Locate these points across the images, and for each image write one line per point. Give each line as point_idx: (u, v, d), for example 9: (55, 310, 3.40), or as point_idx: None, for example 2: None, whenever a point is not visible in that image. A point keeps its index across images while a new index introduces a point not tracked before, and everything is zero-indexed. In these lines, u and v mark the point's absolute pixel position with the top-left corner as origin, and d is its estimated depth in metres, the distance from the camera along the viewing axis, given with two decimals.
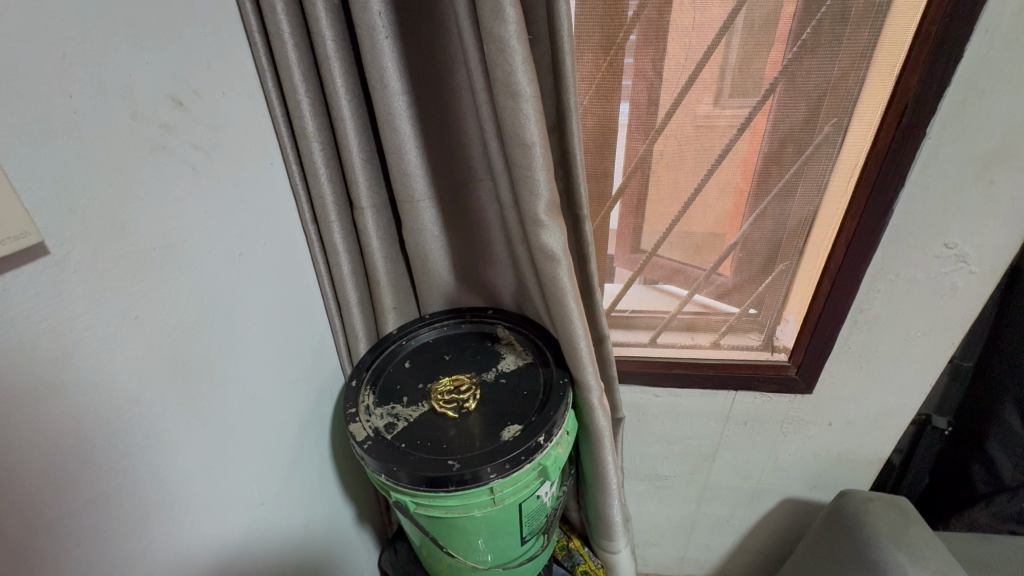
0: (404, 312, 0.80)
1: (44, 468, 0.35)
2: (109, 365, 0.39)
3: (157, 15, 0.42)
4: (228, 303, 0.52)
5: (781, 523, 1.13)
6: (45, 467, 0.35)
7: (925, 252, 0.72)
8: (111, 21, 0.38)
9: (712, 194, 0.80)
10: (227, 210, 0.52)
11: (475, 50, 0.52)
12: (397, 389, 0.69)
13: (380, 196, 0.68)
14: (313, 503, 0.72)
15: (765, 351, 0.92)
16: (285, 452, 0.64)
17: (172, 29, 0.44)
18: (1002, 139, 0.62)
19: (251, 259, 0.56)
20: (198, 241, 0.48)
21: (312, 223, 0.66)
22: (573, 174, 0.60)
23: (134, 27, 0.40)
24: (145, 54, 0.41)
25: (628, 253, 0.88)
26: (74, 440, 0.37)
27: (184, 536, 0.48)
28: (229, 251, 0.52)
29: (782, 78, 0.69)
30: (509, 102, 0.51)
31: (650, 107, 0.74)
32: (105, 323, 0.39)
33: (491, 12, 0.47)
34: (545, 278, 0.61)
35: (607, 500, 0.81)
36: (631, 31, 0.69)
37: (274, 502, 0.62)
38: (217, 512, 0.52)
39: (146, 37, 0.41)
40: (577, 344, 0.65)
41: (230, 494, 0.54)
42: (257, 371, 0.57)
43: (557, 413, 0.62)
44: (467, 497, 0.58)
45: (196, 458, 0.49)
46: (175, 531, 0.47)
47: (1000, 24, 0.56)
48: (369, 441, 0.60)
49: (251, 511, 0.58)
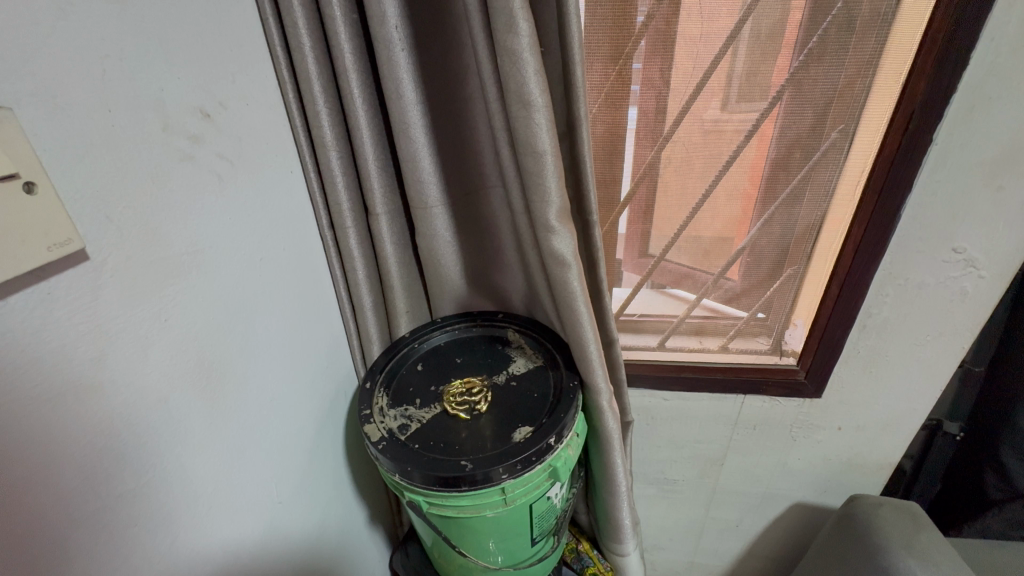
0: (416, 315, 0.81)
1: (79, 464, 0.37)
2: (139, 366, 0.41)
3: (186, 28, 0.44)
4: (248, 307, 0.54)
5: (791, 528, 1.12)
6: (80, 462, 0.37)
7: (934, 256, 0.72)
8: (144, 37, 0.40)
9: (720, 200, 0.81)
10: (247, 216, 0.53)
11: (488, 61, 0.53)
12: (410, 391, 0.70)
13: (394, 202, 0.70)
14: (327, 503, 0.73)
15: (774, 355, 0.92)
16: (300, 451, 0.65)
17: (200, 42, 0.46)
18: (1009, 144, 0.63)
19: (271, 263, 0.57)
20: (223, 246, 0.49)
21: (328, 228, 0.67)
22: (583, 181, 0.61)
23: (166, 42, 0.42)
24: (175, 66, 0.43)
25: (636, 257, 0.89)
26: (105, 439, 0.39)
27: (205, 533, 0.50)
28: (250, 257, 0.54)
29: (789, 86, 0.70)
30: (521, 112, 0.52)
31: (659, 114, 0.75)
32: (137, 325, 0.41)
33: (504, 26, 0.48)
34: (557, 284, 0.63)
35: (616, 503, 0.82)
36: (640, 40, 0.70)
37: (290, 502, 0.63)
38: (236, 510, 0.54)
39: (176, 51, 0.43)
40: (587, 347, 0.66)
41: (248, 493, 0.56)
42: (275, 374, 0.59)
43: (567, 415, 0.63)
44: (479, 497, 0.59)
45: (217, 457, 0.50)
46: (197, 529, 0.48)
47: (1004, 31, 0.57)
48: (383, 442, 0.62)
49: (268, 509, 0.59)
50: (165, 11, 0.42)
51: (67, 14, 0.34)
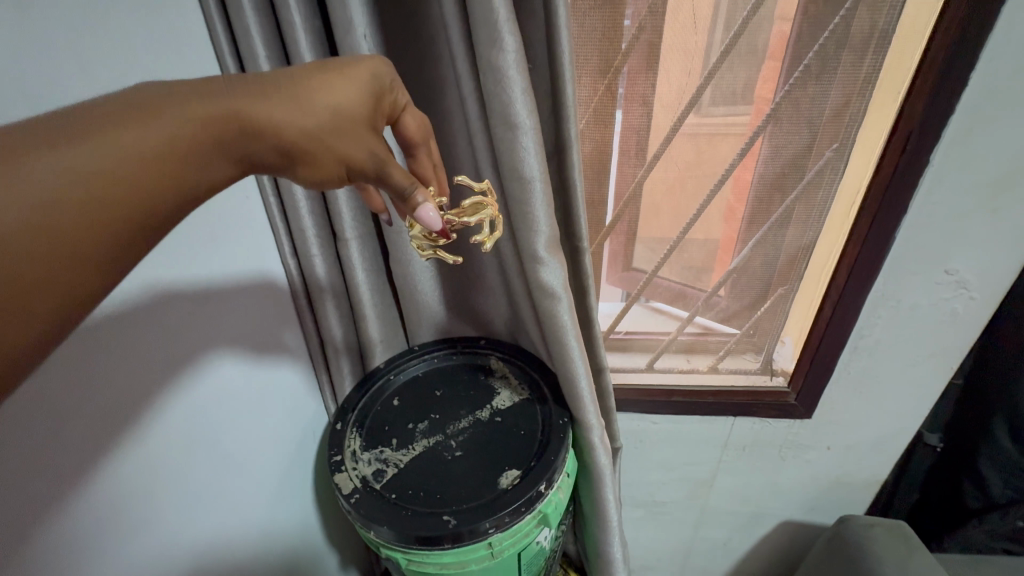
0: (391, 344, 0.75)
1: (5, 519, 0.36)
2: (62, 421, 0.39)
3: (88, 37, 0.40)
4: (201, 317, 0.51)
5: (780, 546, 1.10)
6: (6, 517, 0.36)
7: (926, 278, 0.71)
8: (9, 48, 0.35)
9: (710, 219, 0.78)
10: (193, 225, 0.49)
11: (469, 75, 0.49)
12: (385, 431, 0.65)
13: (365, 226, 0.63)
14: (286, 541, 0.69)
15: (765, 375, 0.90)
16: (271, 472, 0.65)
17: (107, 52, 0.41)
18: (1006, 165, 0.61)
19: (229, 266, 0.54)
20: (162, 267, 0.46)
21: (292, 256, 0.63)
22: (572, 206, 0.56)
23: (54, 51, 0.37)
24: (61, 80, 0.38)
25: (622, 271, 0.85)
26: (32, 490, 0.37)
27: (171, 546, 0.51)
28: (202, 267, 0.51)
29: (783, 104, 0.67)
30: (506, 134, 0.47)
31: (647, 132, 0.71)
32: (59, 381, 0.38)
33: (487, 41, 0.44)
34: (544, 316, 0.58)
35: (607, 537, 0.77)
36: (627, 57, 0.66)
37: (257, 522, 0.63)
38: (202, 523, 0.54)
39: (68, 59, 0.38)
40: (578, 381, 0.62)
41: (215, 509, 0.56)
42: (237, 377, 0.57)
43: (558, 458, 0.58)
44: (463, 553, 0.54)
45: (183, 457, 0.51)
46: (160, 544, 0.50)
47: (1006, 51, 0.54)
48: (356, 494, 0.56)
49: (241, 520, 0.60)
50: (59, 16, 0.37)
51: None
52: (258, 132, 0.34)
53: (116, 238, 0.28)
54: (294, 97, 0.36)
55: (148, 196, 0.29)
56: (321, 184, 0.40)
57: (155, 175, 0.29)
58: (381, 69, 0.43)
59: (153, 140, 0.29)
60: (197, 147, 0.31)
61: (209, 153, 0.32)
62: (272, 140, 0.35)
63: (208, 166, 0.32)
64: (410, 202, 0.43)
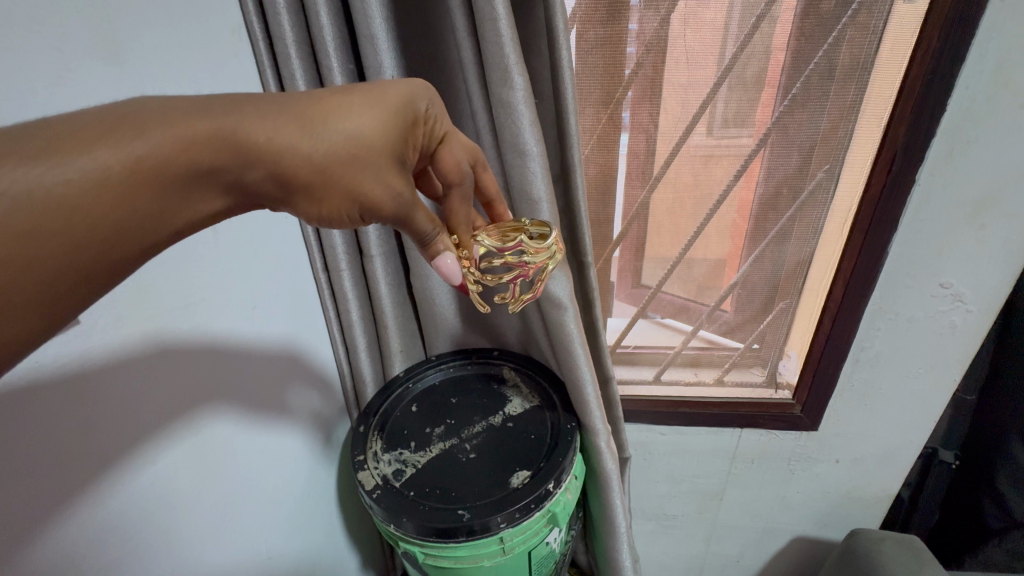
0: (410, 354, 0.81)
1: (49, 488, 0.39)
2: (107, 403, 0.43)
3: (167, 79, 0.46)
4: (216, 338, 0.53)
5: (792, 564, 1.10)
6: (51, 486, 0.39)
7: (922, 292, 0.73)
8: None
9: (710, 237, 0.83)
10: (219, 251, 0.53)
11: (484, 109, 0.55)
12: (404, 434, 0.69)
13: (389, 243, 0.69)
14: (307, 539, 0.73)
15: (769, 389, 0.93)
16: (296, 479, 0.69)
17: (182, 92, 0.48)
18: (990, 184, 0.65)
19: (249, 292, 0.58)
20: (186, 290, 0.49)
21: (322, 271, 0.69)
22: (578, 225, 0.62)
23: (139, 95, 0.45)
24: None
25: (630, 287, 0.90)
26: (73, 464, 0.41)
27: (188, 547, 0.52)
28: (218, 291, 0.53)
29: (775, 129, 0.72)
30: (516, 160, 0.54)
31: (648, 156, 0.77)
32: (112, 368, 0.43)
33: (499, 80, 0.50)
34: (552, 326, 0.63)
35: (616, 545, 0.79)
36: (629, 88, 0.72)
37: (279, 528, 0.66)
38: (216, 528, 0.56)
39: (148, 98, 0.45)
40: (584, 388, 0.66)
41: (230, 515, 0.58)
42: (247, 397, 0.59)
43: (566, 459, 0.62)
44: (476, 547, 0.57)
45: (188, 478, 0.52)
46: (177, 543, 0.51)
47: (980, 79, 0.59)
48: (377, 490, 0.60)
49: (255, 528, 0.62)
50: (147, 60, 0.44)
51: (33, 63, 0.35)
52: (260, 154, 0.34)
53: (86, 260, 0.27)
54: (302, 122, 0.36)
55: (121, 224, 0.28)
56: (323, 215, 0.40)
57: (144, 195, 0.29)
58: (413, 94, 0.43)
59: (133, 160, 0.28)
60: (193, 167, 0.31)
61: (215, 171, 0.32)
62: (279, 162, 0.35)
63: (194, 191, 0.32)
64: (432, 248, 0.47)
